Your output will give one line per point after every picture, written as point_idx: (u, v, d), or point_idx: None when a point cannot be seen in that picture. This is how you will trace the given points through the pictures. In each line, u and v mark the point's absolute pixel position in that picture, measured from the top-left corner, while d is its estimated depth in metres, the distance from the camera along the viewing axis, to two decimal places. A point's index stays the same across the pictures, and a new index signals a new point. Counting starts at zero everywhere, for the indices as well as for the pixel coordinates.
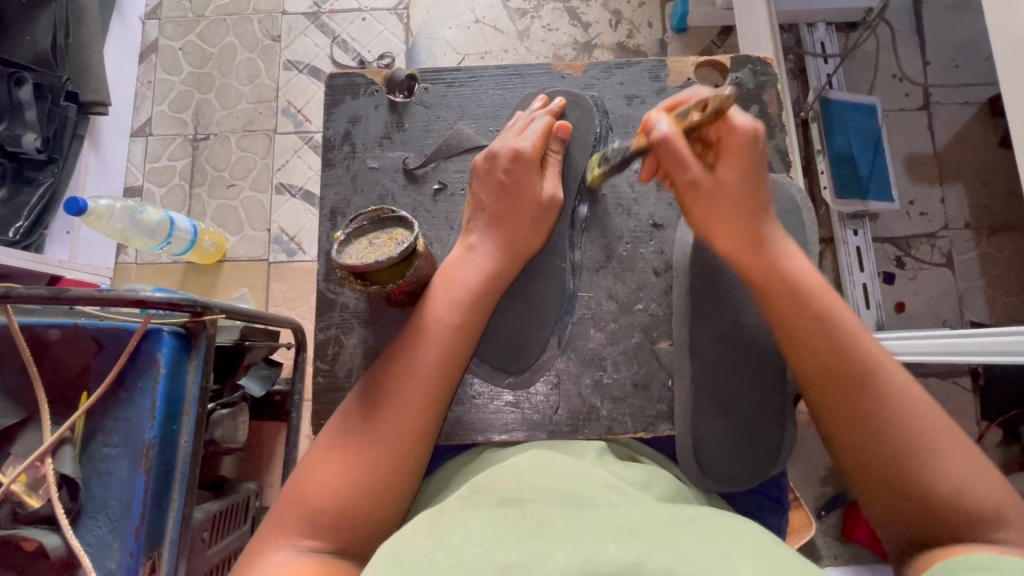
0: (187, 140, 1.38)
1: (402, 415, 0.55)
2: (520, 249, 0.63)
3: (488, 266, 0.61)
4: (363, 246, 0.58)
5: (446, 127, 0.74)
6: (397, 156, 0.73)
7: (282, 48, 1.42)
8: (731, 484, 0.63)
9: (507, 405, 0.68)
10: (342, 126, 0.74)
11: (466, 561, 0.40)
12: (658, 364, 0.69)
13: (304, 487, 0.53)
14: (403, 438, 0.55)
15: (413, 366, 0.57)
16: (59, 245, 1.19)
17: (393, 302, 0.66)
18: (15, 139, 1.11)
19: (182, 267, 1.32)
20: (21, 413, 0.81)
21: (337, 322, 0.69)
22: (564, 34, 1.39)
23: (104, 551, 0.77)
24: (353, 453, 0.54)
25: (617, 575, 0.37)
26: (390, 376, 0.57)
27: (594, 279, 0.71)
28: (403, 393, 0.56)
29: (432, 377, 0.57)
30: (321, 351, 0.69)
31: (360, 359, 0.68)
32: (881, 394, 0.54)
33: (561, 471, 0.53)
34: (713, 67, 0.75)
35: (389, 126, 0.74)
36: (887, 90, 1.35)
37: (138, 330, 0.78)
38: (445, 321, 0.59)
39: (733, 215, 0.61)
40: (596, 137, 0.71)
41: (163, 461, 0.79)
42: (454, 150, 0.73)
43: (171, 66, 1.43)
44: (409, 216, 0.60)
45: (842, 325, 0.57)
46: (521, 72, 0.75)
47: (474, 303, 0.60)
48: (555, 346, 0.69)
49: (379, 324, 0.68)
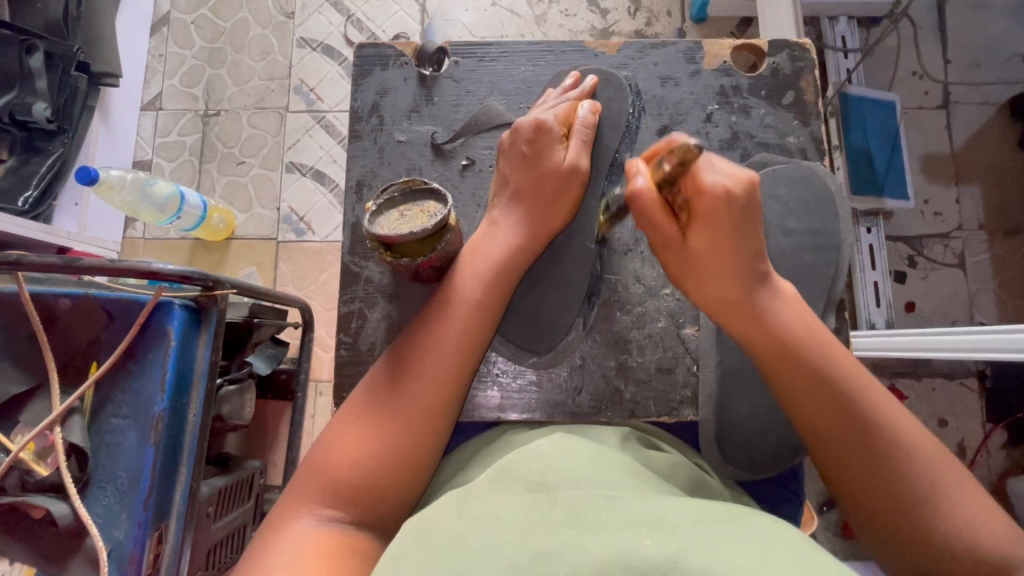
0: (198, 115, 1.37)
1: (422, 391, 0.55)
2: (546, 226, 0.63)
3: (515, 244, 0.61)
4: (394, 217, 0.58)
5: (476, 103, 0.72)
6: (425, 131, 0.72)
7: (296, 25, 1.40)
8: (751, 471, 0.64)
9: (530, 385, 0.68)
10: (369, 98, 0.73)
11: (499, 547, 0.40)
12: (683, 349, 0.68)
13: (327, 455, 0.53)
14: (423, 414, 0.54)
15: (433, 342, 0.56)
16: (67, 216, 1.18)
17: (422, 277, 0.65)
18: (25, 108, 1.10)
19: (191, 243, 1.31)
20: (30, 381, 0.80)
21: (361, 296, 0.69)
22: (582, 21, 1.37)
23: (112, 521, 0.77)
24: (374, 427, 0.53)
25: (656, 570, 0.38)
26: (413, 352, 0.56)
27: (622, 262, 0.70)
28: (425, 375, 0.55)
29: (455, 354, 0.56)
30: (345, 325, 0.68)
31: (385, 335, 0.68)
32: (877, 440, 0.53)
33: (585, 459, 0.53)
34: (750, 50, 0.73)
35: (418, 100, 0.73)
36: (906, 87, 1.34)
37: (148, 302, 0.78)
38: (468, 296, 0.58)
39: (725, 270, 0.58)
40: (629, 117, 0.70)
41: (172, 434, 0.79)
42: (484, 125, 0.71)
43: (183, 39, 1.41)
44: (441, 187, 0.59)
45: (834, 377, 0.55)
46: (553, 49, 0.73)
47: (498, 280, 0.59)
48: (579, 328, 0.69)
49: (403, 299, 0.68)
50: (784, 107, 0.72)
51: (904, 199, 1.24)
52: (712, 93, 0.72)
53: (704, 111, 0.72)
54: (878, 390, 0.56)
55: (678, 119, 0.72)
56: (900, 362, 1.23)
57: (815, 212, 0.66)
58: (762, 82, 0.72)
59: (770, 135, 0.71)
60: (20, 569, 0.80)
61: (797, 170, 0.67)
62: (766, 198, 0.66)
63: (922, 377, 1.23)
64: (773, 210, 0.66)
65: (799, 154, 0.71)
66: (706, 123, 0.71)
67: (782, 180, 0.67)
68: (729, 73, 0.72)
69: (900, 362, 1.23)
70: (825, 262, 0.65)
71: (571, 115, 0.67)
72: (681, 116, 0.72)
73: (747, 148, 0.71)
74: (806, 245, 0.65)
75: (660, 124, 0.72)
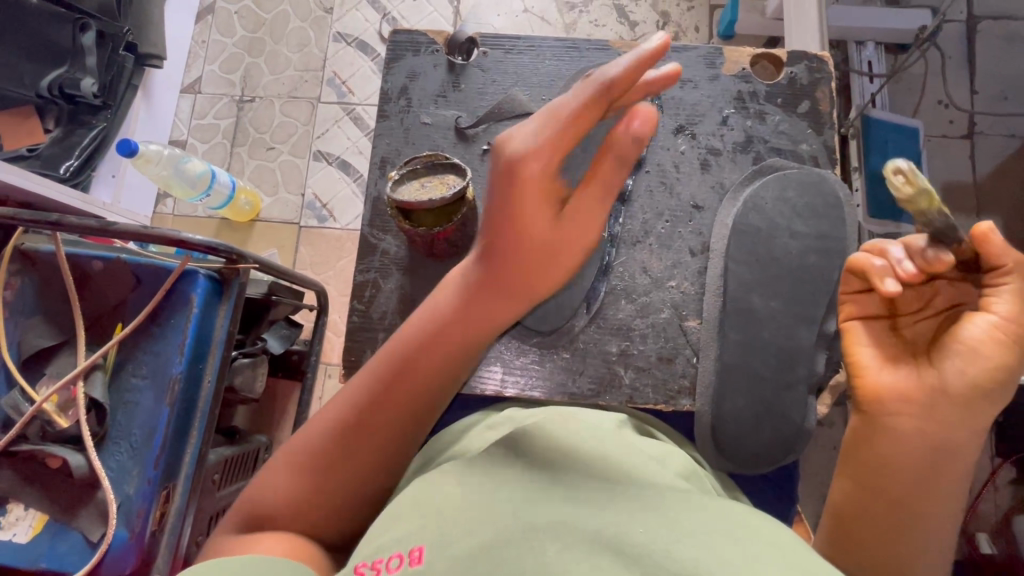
0: (234, 101, 1.42)
1: (381, 442, 0.55)
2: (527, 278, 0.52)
3: (485, 298, 0.54)
4: (415, 187, 0.64)
5: (501, 91, 0.75)
6: (450, 115, 0.75)
7: (333, 20, 1.45)
8: (745, 466, 0.64)
9: (532, 363, 0.69)
10: (399, 81, 0.76)
11: (497, 517, 0.44)
12: (684, 340, 0.69)
13: (285, 487, 0.54)
14: (383, 460, 0.56)
15: (395, 397, 0.55)
16: (104, 187, 1.24)
17: (440, 252, 0.68)
18: (75, 83, 1.16)
19: (217, 221, 1.35)
20: (57, 336, 0.84)
21: (377, 266, 0.71)
22: (611, 31, 1.40)
23: (124, 476, 0.79)
24: (360, 450, 0.55)
25: (646, 554, 0.40)
26: (374, 406, 0.55)
27: (631, 253, 0.71)
28: (411, 407, 0.56)
29: (417, 405, 0.57)
30: (359, 293, 0.71)
31: (396, 306, 0.70)
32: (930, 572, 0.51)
33: (577, 443, 0.54)
34: (769, 60, 0.74)
35: (445, 85, 0.75)
36: (932, 115, 1.34)
37: (176, 270, 0.82)
38: (433, 356, 0.56)
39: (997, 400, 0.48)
40: (647, 114, 0.72)
41: (186, 397, 0.82)
42: (507, 113, 0.73)
43: (225, 28, 1.47)
44: (462, 163, 0.65)
45: (945, 509, 0.51)
46: (577, 46, 0.76)
47: (466, 336, 0.56)
48: (584, 315, 0.70)
49: (417, 273, 0.70)
50: (799, 114, 0.73)
51: None
52: (729, 98, 0.74)
53: (721, 114, 0.73)
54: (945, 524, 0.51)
55: (694, 120, 0.73)
56: None
57: (823, 216, 0.66)
58: (779, 89, 0.73)
59: (783, 141, 0.72)
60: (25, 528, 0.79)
61: (807, 175, 0.68)
62: (776, 200, 0.67)
63: None
64: (781, 212, 0.67)
65: (811, 160, 0.72)
66: (722, 125, 0.73)
67: (791, 185, 0.67)
68: (747, 79, 0.74)
69: None
70: (830, 265, 0.65)
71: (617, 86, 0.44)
72: (698, 117, 0.73)
73: (760, 152, 0.72)
74: (812, 247, 0.65)
75: (677, 124, 0.73)
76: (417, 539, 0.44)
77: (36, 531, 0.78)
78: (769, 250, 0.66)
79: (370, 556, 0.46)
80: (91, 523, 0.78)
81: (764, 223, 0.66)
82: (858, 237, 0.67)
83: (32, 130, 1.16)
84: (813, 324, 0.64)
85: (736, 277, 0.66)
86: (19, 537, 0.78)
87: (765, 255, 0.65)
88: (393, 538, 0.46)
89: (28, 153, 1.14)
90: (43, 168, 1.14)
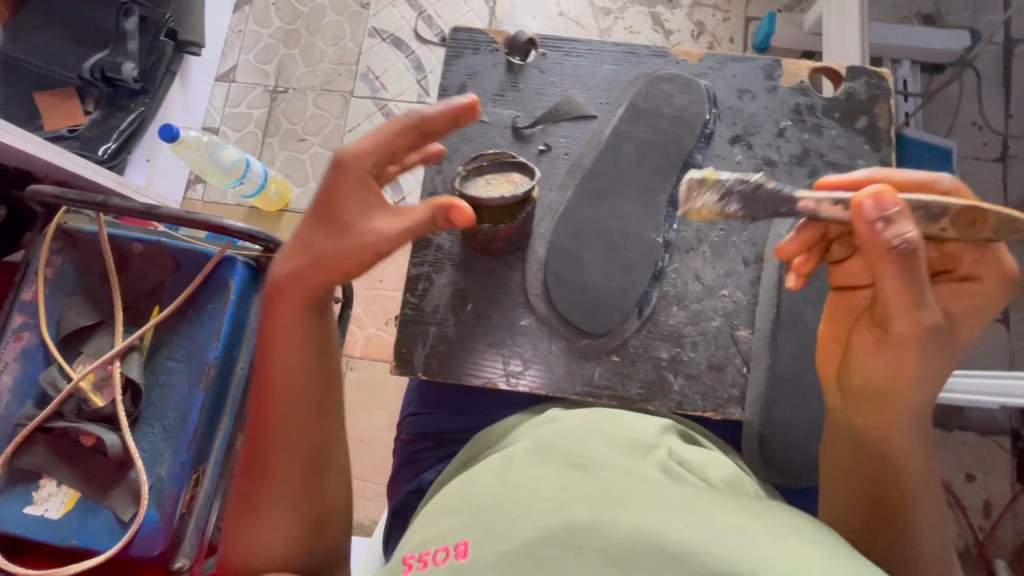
0: (268, 91, 1.44)
1: (285, 460, 0.57)
2: (320, 257, 0.55)
3: (308, 284, 0.55)
4: (482, 184, 0.66)
5: (558, 93, 0.75)
6: (506, 115, 0.74)
7: (370, 16, 1.46)
8: (788, 478, 0.66)
9: (589, 366, 0.68)
10: (457, 78, 0.76)
11: (537, 514, 0.45)
12: (735, 350, 0.68)
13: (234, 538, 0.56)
14: (301, 474, 0.57)
15: (273, 415, 0.57)
16: (138, 170, 1.25)
17: (494, 250, 0.70)
18: (116, 66, 1.16)
19: (246, 209, 1.37)
20: (95, 316, 0.85)
21: (429, 260, 0.70)
22: (645, 38, 1.40)
23: (156, 458, 0.80)
24: (258, 502, 0.56)
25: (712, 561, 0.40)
26: (264, 437, 0.57)
27: (685, 259, 0.70)
28: (281, 446, 0.56)
29: (297, 412, 0.57)
30: (411, 286, 0.70)
31: (448, 300, 0.69)
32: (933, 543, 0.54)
33: (616, 444, 0.55)
34: (827, 74, 0.75)
35: (504, 85, 0.75)
36: (965, 137, 1.33)
37: (215, 255, 0.83)
38: (287, 366, 0.56)
39: (925, 376, 0.51)
40: (704, 123, 0.73)
41: (220, 382, 0.83)
42: (563, 116, 0.74)
43: (263, 19, 1.48)
44: (527, 162, 0.68)
45: (904, 467, 0.55)
46: (636, 52, 0.75)
47: (313, 333, 0.58)
48: (636, 318, 0.69)
49: (472, 267, 0.70)
50: (856, 130, 0.73)
51: None
52: (786, 110, 0.73)
53: (778, 126, 0.73)
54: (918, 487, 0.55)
55: (751, 131, 0.73)
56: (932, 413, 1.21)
57: None
58: (837, 104, 0.73)
59: (840, 156, 0.72)
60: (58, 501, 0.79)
61: None
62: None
63: (954, 429, 1.21)
64: None
65: None
66: (778, 137, 0.73)
67: None
68: (805, 92, 0.74)
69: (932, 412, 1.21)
70: None
71: (426, 130, 0.58)
72: (754, 128, 0.73)
73: (816, 166, 0.72)
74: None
75: (733, 133, 0.73)
76: (462, 534, 0.46)
77: (67, 507, 0.79)
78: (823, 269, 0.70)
79: (416, 549, 0.49)
80: (123, 502, 0.78)
81: None
82: None
83: (72, 110, 1.18)
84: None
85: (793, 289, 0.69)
86: (51, 512, 0.79)
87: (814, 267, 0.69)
88: (437, 530, 0.49)
89: (68, 134, 1.16)
90: (82, 150, 1.15)
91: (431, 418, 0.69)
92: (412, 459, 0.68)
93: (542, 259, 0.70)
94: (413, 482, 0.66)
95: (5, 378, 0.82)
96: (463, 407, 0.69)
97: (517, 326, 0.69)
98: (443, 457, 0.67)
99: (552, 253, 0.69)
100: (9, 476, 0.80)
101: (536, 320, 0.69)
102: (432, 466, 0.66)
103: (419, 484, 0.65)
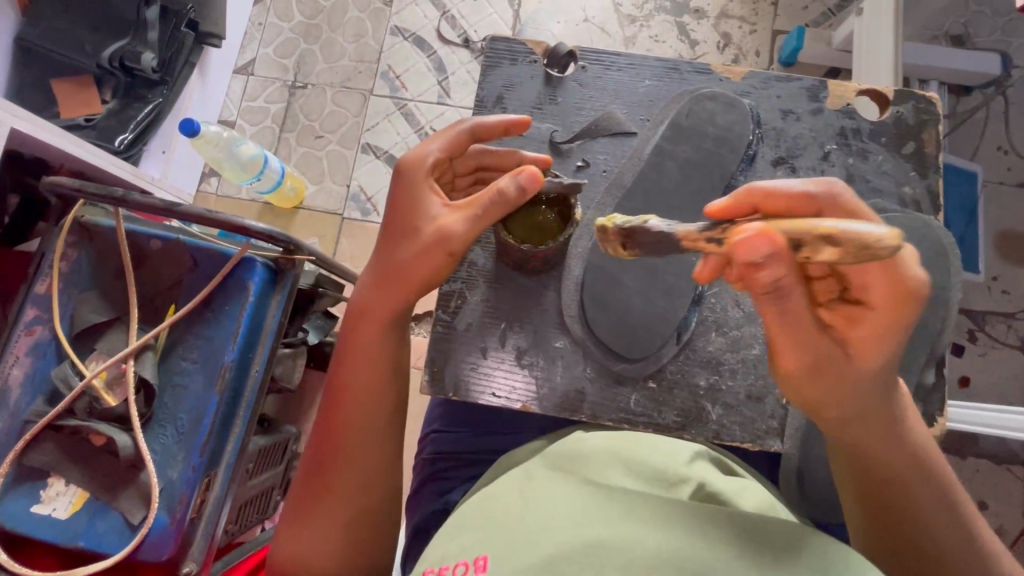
0: (286, 86, 1.42)
1: (351, 469, 0.58)
2: (398, 270, 0.58)
3: (387, 294, 0.59)
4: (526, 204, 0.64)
5: (598, 108, 0.74)
6: (544, 128, 0.74)
7: (392, 14, 1.44)
8: (832, 515, 0.65)
9: (623, 390, 0.68)
10: (494, 89, 0.75)
11: (557, 529, 0.44)
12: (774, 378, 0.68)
13: (293, 544, 0.57)
14: (364, 485, 0.58)
15: (343, 422, 0.59)
16: (153, 162, 1.23)
17: (531, 269, 0.70)
18: (135, 56, 1.14)
19: (260, 205, 1.35)
20: (110, 313, 0.83)
21: (463, 277, 0.70)
22: (670, 48, 1.38)
23: (168, 460, 0.79)
24: (316, 508, 0.57)
25: None
26: (332, 445, 0.59)
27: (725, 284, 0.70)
28: (350, 451, 0.58)
29: (365, 421, 0.59)
30: (444, 303, 0.70)
31: (481, 318, 0.70)
32: (956, 537, 0.52)
33: (640, 472, 0.54)
34: (873, 96, 0.74)
35: (542, 98, 0.74)
36: (990, 161, 1.32)
37: (235, 256, 0.81)
38: (360, 375, 0.59)
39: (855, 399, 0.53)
40: (748, 143, 0.71)
41: (235, 385, 0.82)
42: (602, 131, 0.73)
43: (283, 12, 1.46)
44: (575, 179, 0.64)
45: (886, 461, 0.55)
46: (677, 69, 0.74)
47: (387, 345, 0.60)
48: (674, 342, 0.68)
49: (503, 284, 0.70)
50: (903, 156, 0.72)
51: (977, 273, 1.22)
52: (832, 132, 0.73)
53: (822, 149, 0.72)
54: (909, 481, 0.54)
55: (795, 153, 0.72)
56: (947, 439, 1.19)
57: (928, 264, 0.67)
58: (884, 129, 0.73)
59: (886, 182, 0.72)
60: (66, 501, 0.78)
61: (911, 220, 0.68)
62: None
63: (968, 457, 1.19)
64: None
65: (913, 205, 0.71)
66: (823, 161, 0.72)
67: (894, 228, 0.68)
68: (851, 115, 0.73)
69: (947, 439, 1.19)
70: (933, 316, 0.66)
71: (482, 137, 0.62)
72: (798, 150, 0.72)
73: (861, 191, 0.71)
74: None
75: (776, 155, 0.72)
76: (483, 548, 0.45)
77: (75, 508, 0.78)
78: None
79: (438, 562, 0.47)
80: (132, 504, 0.77)
81: None
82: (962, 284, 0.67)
83: (89, 99, 1.16)
84: (912, 373, 0.66)
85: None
86: (58, 512, 0.77)
87: None
88: (459, 543, 0.48)
89: (84, 123, 1.14)
90: (98, 140, 1.13)
91: (457, 437, 0.69)
92: (437, 477, 0.67)
93: (579, 279, 0.70)
94: (437, 501, 0.65)
95: (16, 373, 0.81)
96: (492, 428, 0.69)
97: (553, 347, 0.69)
98: (469, 477, 0.67)
99: (590, 274, 0.68)
100: (17, 473, 0.78)
101: (571, 341, 0.69)
102: (457, 485, 0.66)
103: (445, 503, 0.64)
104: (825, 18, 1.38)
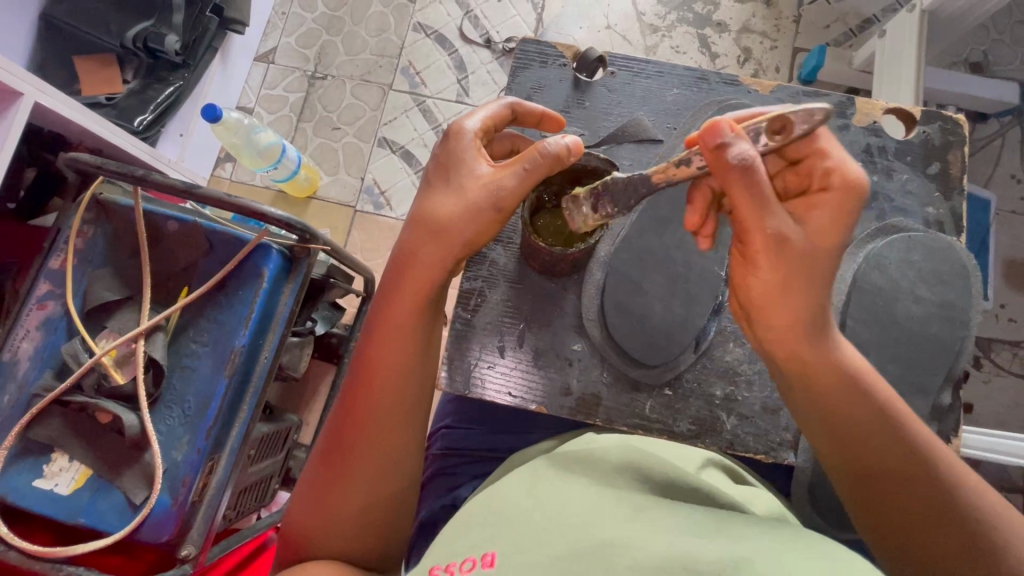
0: (306, 76, 1.42)
1: (371, 452, 0.56)
2: (444, 242, 0.55)
3: (427, 268, 0.56)
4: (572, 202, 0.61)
5: (625, 114, 0.74)
6: (571, 131, 0.74)
7: (416, 10, 1.44)
8: (842, 527, 0.66)
9: (639, 396, 0.69)
10: (523, 90, 0.76)
11: (564, 530, 0.44)
12: None
13: (309, 521, 0.57)
14: (383, 470, 0.57)
15: (369, 402, 0.56)
16: (170, 144, 1.23)
17: (556, 272, 0.70)
18: (159, 38, 1.14)
19: (273, 193, 1.36)
20: (123, 291, 0.83)
21: (484, 275, 0.71)
22: (690, 59, 1.39)
23: (174, 442, 0.79)
24: (340, 488, 0.56)
25: None
26: (353, 425, 0.56)
27: None
28: (374, 432, 0.56)
29: (393, 405, 0.56)
30: (463, 300, 0.70)
31: (500, 317, 0.70)
32: (924, 479, 0.54)
33: (650, 478, 0.53)
34: (900, 115, 0.75)
35: (569, 101, 0.75)
36: (1003, 188, 1.32)
37: (251, 242, 0.81)
38: (391, 354, 0.56)
39: (789, 304, 0.56)
40: None
41: (244, 370, 0.82)
42: (629, 137, 0.73)
43: (307, 2, 1.46)
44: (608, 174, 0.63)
45: (860, 407, 0.57)
46: (705, 79, 0.75)
47: (421, 324, 0.57)
48: (692, 351, 0.69)
49: (523, 285, 0.70)
50: (927, 175, 0.73)
51: (985, 300, 1.22)
52: (857, 149, 0.73)
53: None
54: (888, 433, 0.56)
55: None
56: None
57: (948, 284, 0.68)
58: (908, 148, 0.73)
59: (910, 201, 0.72)
60: (68, 477, 0.78)
61: (934, 241, 0.68)
62: (900, 262, 0.68)
63: None
64: (905, 274, 0.68)
65: (935, 225, 0.72)
66: None
67: (916, 247, 0.68)
68: (877, 133, 0.73)
69: None
70: (952, 335, 0.67)
71: (521, 119, 0.63)
72: None
73: (883, 209, 0.72)
74: (935, 314, 0.67)
75: None
76: (490, 545, 0.45)
77: (78, 484, 0.78)
78: (890, 312, 0.67)
79: (443, 560, 0.47)
80: (134, 484, 0.77)
81: (887, 283, 0.67)
82: (982, 306, 0.68)
83: (111, 78, 1.16)
84: (929, 394, 0.66)
85: (855, 335, 0.67)
86: (61, 488, 0.77)
87: (885, 316, 0.67)
88: (465, 542, 0.47)
89: (106, 101, 1.14)
90: (118, 118, 1.13)
91: (468, 433, 0.70)
92: (446, 473, 0.68)
93: (599, 284, 0.70)
94: (446, 496, 0.66)
95: (26, 346, 0.80)
96: (506, 426, 0.70)
97: (570, 351, 0.70)
98: (477, 474, 0.67)
99: (610, 278, 0.69)
100: (22, 446, 0.78)
101: (589, 345, 0.70)
102: (465, 482, 0.66)
103: (454, 500, 0.65)
104: (846, 38, 1.39)
